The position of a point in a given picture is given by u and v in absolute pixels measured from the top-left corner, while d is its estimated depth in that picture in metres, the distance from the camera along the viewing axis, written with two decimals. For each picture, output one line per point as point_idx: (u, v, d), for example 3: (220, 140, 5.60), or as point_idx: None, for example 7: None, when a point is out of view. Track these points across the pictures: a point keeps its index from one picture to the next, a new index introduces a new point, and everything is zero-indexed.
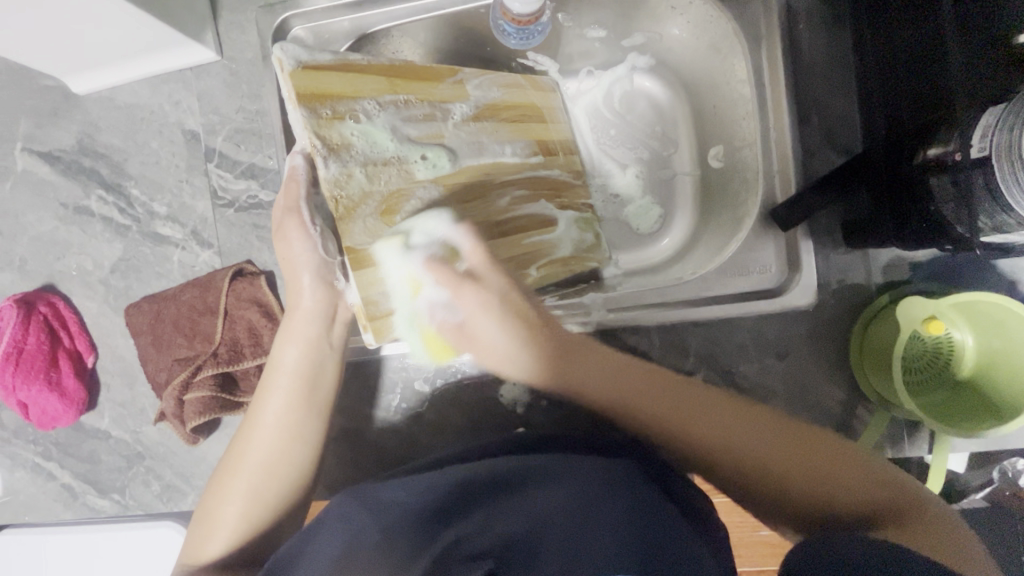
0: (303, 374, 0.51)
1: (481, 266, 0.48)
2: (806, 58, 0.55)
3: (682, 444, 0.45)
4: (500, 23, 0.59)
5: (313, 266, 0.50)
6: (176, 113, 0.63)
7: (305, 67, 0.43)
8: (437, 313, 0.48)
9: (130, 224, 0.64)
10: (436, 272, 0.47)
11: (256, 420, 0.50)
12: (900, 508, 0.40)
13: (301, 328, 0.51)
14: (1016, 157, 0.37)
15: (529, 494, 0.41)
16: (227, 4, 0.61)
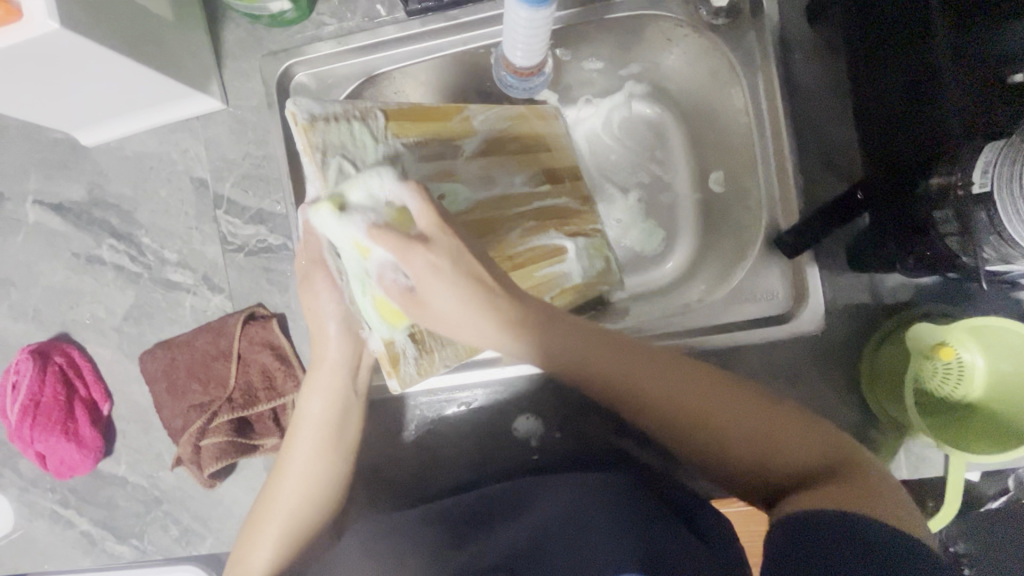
0: (326, 424, 0.50)
1: (431, 227, 0.39)
2: (801, 87, 0.56)
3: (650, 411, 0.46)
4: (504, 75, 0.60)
5: (340, 317, 0.48)
6: (184, 161, 0.64)
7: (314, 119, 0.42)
8: (387, 278, 0.41)
9: (142, 271, 0.65)
10: (380, 237, 0.39)
11: (284, 469, 0.51)
12: (854, 462, 0.42)
13: (325, 380, 0.50)
14: (1017, 190, 0.36)
15: (536, 514, 0.46)
16: (232, 54, 0.62)
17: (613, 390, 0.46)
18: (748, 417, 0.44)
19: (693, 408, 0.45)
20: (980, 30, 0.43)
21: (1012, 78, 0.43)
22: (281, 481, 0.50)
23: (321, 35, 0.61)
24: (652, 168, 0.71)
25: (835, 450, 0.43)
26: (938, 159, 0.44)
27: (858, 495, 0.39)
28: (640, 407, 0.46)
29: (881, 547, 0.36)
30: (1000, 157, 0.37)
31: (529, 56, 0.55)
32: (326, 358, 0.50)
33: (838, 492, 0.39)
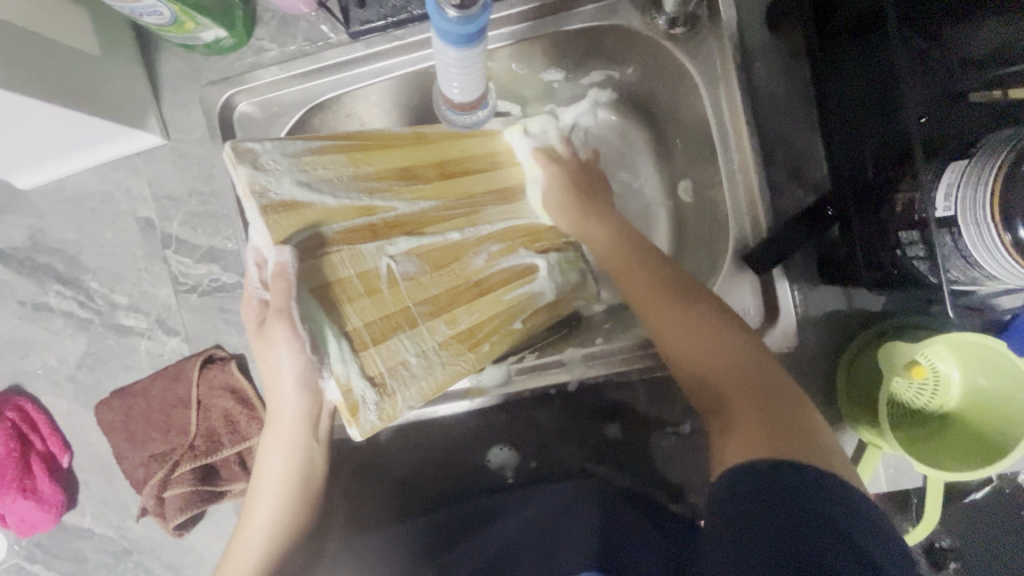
0: (291, 477, 0.48)
1: (568, 154, 0.62)
2: (763, 95, 0.54)
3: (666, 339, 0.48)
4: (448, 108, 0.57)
5: (297, 372, 0.44)
6: (128, 200, 0.61)
7: (258, 167, 0.43)
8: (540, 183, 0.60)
9: (93, 316, 0.62)
10: (540, 154, 0.60)
11: (246, 525, 0.48)
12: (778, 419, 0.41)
13: (284, 433, 0.47)
14: (981, 214, 0.35)
15: (509, 516, 0.53)
16: (170, 85, 0.59)
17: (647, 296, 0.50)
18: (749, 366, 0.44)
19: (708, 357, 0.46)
20: (934, 40, 0.43)
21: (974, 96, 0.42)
22: (243, 538, 0.48)
23: (261, 61, 0.59)
24: (619, 179, 0.69)
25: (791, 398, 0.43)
26: (903, 168, 0.43)
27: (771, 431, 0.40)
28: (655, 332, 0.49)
29: (826, 501, 0.35)
30: (964, 180, 0.36)
31: (467, 90, 0.49)
32: (283, 412, 0.46)
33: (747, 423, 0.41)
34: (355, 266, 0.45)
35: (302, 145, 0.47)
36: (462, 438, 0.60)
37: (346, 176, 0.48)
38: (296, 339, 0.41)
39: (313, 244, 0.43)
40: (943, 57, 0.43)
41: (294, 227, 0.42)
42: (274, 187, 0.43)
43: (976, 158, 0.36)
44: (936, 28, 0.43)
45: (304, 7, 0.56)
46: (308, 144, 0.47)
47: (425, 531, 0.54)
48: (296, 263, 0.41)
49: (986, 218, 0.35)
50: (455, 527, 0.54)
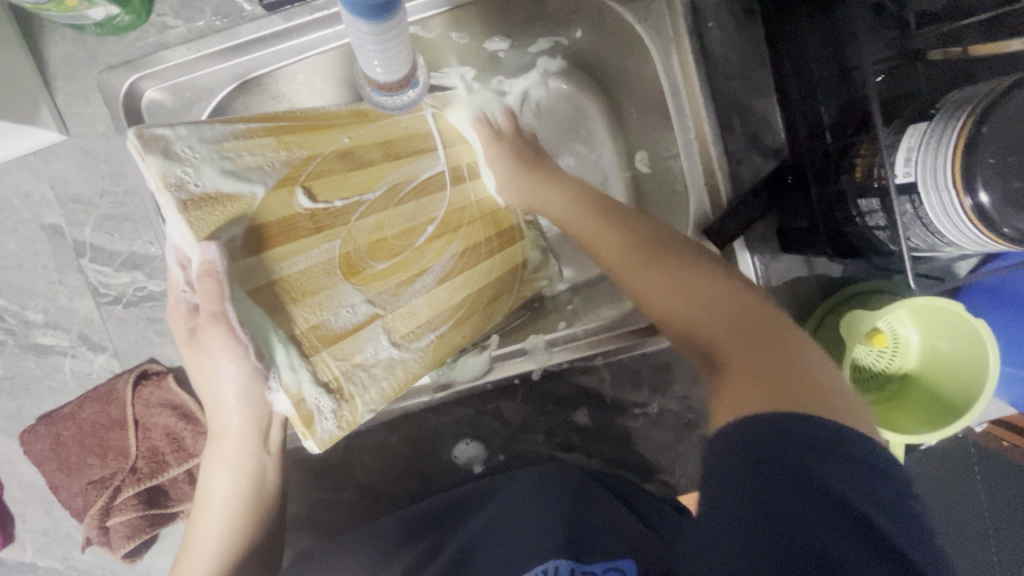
0: (238, 496, 0.45)
1: (508, 127, 0.59)
2: (718, 58, 0.51)
3: (638, 280, 0.43)
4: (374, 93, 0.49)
5: (235, 386, 0.39)
6: (30, 206, 0.54)
7: (173, 156, 0.36)
8: (477, 121, 0.57)
9: (5, 338, 0.56)
10: (479, 128, 0.57)
11: (193, 548, 0.45)
12: (794, 398, 0.32)
13: (228, 450, 0.43)
14: (942, 179, 0.33)
15: (493, 504, 0.50)
16: (62, 73, 0.52)
17: (637, 253, 0.45)
18: (767, 329, 0.38)
19: (714, 324, 0.39)
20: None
21: (933, 53, 0.41)
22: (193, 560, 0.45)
23: (167, 40, 0.52)
24: (576, 152, 0.66)
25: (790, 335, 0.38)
26: (863, 129, 0.42)
27: (788, 392, 0.32)
28: (659, 293, 0.42)
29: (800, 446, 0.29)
30: (926, 143, 0.34)
31: (393, 69, 0.44)
32: (223, 429, 0.42)
33: (741, 370, 0.35)
34: (299, 262, 0.40)
35: (222, 128, 0.40)
36: (426, 437, 0.57)
37: (279, 161, 0.41)
38: (235, 344, 0.36)
39: (254, 240, 0.38)
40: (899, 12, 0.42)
41: (222, 221, 0.36)
42: (194, 178, 0.36)
43: (937, 121, 0.34)
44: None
45: None
46: (231, 127, 0.40)
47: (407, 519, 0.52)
48: (229, 261, 0.36)
49: (946, 184, 0.33)
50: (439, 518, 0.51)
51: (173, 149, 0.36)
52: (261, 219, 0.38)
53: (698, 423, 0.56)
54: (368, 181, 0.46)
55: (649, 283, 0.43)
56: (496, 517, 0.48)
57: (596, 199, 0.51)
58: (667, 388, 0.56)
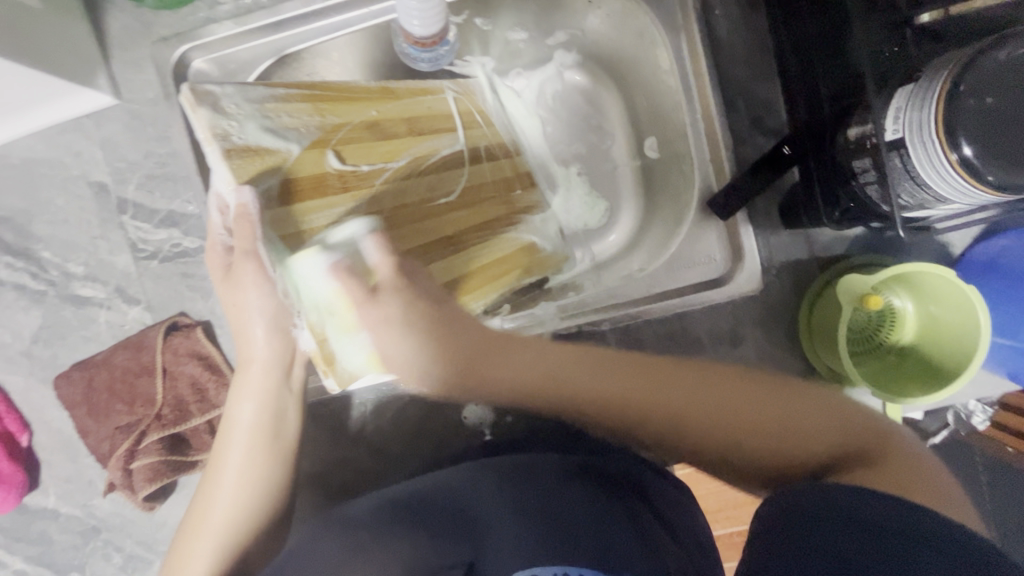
0: (262, 429, 0.48)
1: (389, 276, 0.43)
2: (725, 43, 0.55)
3: (664, 401, 0.47)
4: (407, 48, 0.55)
5: (266, 314, 0.43)
6: (80, 165, 0.58)
7: (221, 111, 0.39)
8: (341, 265, 0.40)
9: (46, 288, 0.60)
10: (342, 280, 0.40)
11: (218, 475, 0.49)
12: (911, 488, 0.43)
13: (256, 379, 0.47)
14: (924, 133, 0.36)
15: (495, 488, 0.50)
16: (119, 42, 0.57)
17: (646, 384, 0.48)
18: (816, 415, 0.47)
19: (733, 417, 0.48)
20: None
21: (920, 18, 0.42)
22: (217, 486, 0.48)
23: (216, 15, 0.57)
24: (587, 142, 0.69)
25: (870, 439, 0.47)
26: (851, 104, 0.44)
27: (888, 479, 0.43)
28: (700, 425, 0.47)
29: (881, 547, 0.35)
30: (912, 101, 0.37)
31: (427, 22, 0.48)
32: (254, 357, 0.46)
33: (870, 476, 0.44)
34: (327, 216, 0.42)
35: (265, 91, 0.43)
36: (438, 400, 0.60)
37: (313, 125, 0.44)
38: (264, 279, 0.40)
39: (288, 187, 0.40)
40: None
41: (260, 172, 0.39)
42: (238, 131, 0.39)
43: (921, 81, 0.37)
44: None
45: None
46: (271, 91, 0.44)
47: (410, 500, 0.50)
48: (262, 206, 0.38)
49: (929, 137, 0.36)
50: (445, 503, 0.49)
51: (221, 103, 0.40)
52: (295, 174, 0.40)
53: None
54: (394, 150, 0.48)
55: (673, 404, 0.47)
56: (506, 516, 0.47)
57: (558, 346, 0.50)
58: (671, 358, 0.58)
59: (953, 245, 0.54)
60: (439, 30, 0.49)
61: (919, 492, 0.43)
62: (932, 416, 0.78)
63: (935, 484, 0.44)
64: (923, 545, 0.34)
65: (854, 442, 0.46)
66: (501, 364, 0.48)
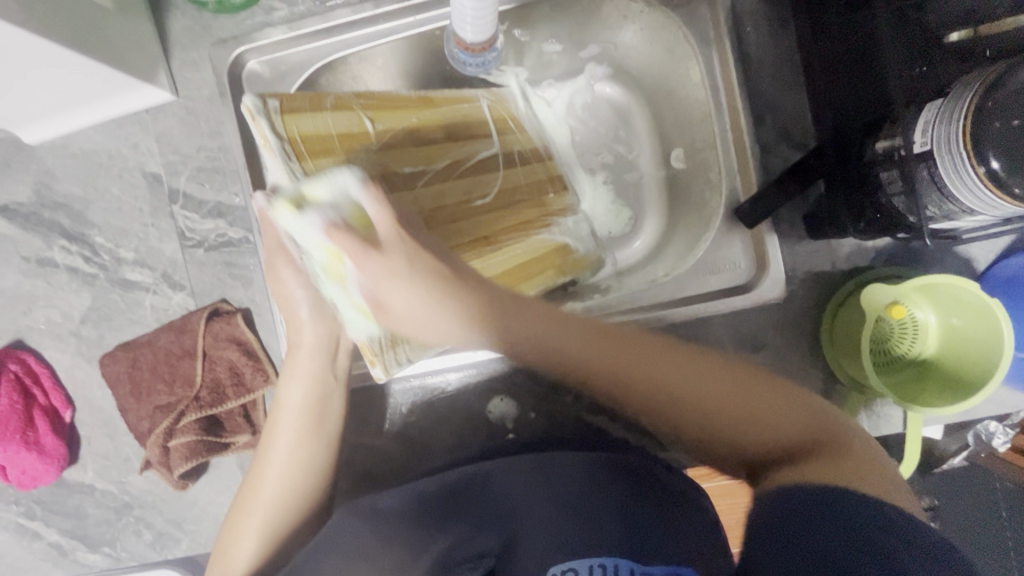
0: (308, 409, 0.51)
1: (389, 233, 0.37)
2: (754, 58, 0.56)
3: (656, 389, 0.46)
4: (456, 53, 0.58)
5: (312, 299, 0.47)
6: (136, 156, 0.62)
7: (279, 112, 0.41)
8: (331, 230, 0.35)
9: (97, 272, 0.63)
10: (338, 240, 0.35)
11: (268, 453, 0.51)
12: (840, 451, 0.42)
13: (305, 361, 0.50)
14: (952, 150, 0.37)
15: (522, 491, 0.49)
16: (179, 43, 0.60)
17: (658, 407, 0.46)
18: (788, 413, 0.45)
19: (715, 402, 0.45)
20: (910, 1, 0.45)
21: (947, 37, 0.44)
22: (267, 464, 0.50)
23: (270, 20, 0.60)
24: (615, 152, 0.71)
25: (830, 427, 0.45)
26: (881, 124, 0.46)
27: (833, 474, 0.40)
28: (697, 421, 0.46)
29: (836, 526, 0.36)
30: (940, 116, 0.38)
31: (478, 29, 0.51)
32: (302, 341, 0.49)
33: (816, 461, 0.41)
34: None
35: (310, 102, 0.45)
36: (464, 394, 0.61)
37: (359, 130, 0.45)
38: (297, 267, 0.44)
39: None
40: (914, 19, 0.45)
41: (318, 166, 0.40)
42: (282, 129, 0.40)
43: (949, 97, 0.38)
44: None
45: None
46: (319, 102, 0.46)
47: (443, 491, 0.49)
48: None
49: (958, 153, 0.37)
50: (477, 492, 0.50)
51: (278, 116, 0.41)
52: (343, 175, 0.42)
53: None
54: (433, 155, 0.50)
55: (663, 399, 0.46)
56: (542, 508, 0.47)
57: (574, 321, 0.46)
58: None
59: (977, 261, 0.55)
60: (490, 36, 0.53)
61: (854, 461, 0.41)
62: (952, 437, 0.78)
63: (875, 459, 0.42)
64: (856, 551, 0.35)
65: (755, 418, 0.45)
66: (523, 326, 0.43)
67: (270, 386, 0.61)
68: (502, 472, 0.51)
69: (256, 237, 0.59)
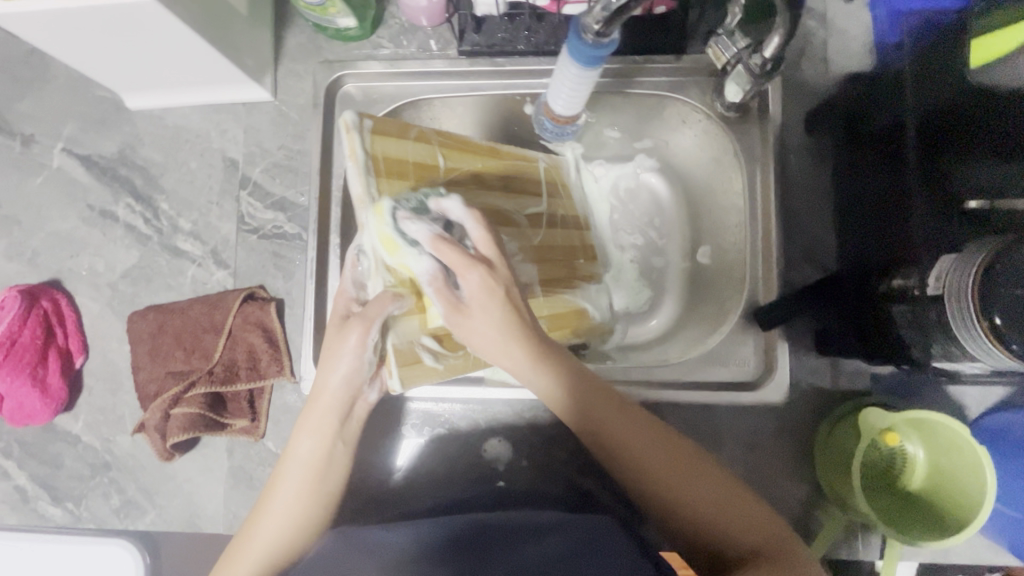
0: (314, 468, 0.46)
1: (490, 252, 0.42)
2: (794, 184, 0.62)
3: (669, 489, 0.45)
4: (541, 119, 0.61)
5: (347, 366, 0.43)
6: (221, 141, 0.67)
7: (372, 129, 0.46)
8: (437, 282, 0.41)
9: (152, 234, 0.66)
10: (445, 248, 0.40)
11: (265, 505, 0.47)
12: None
13: (319, 416, 0.45)
14: (961, 299, 0.42)
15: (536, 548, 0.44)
16: (290, 54, 0.67)
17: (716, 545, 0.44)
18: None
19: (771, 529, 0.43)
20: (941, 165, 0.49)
21: (967, 204, 0.48)
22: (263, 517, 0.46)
23: (375, 55, 0.67)
24: (647, 236, 0.76)
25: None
26: (895, 264, 0.51)
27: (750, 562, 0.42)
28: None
29: None
30: (956, 266, 0.43)
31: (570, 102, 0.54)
32: (323, 397, 0.45)
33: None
34: None
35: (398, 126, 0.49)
36: (466, 431, 0.62)
37: (432, 165, 0.50)
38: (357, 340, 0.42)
39: None
40: (943, 184, 0.49)
41: (386, 186, 0.45)
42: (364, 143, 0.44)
43: (965, 252, 0.43)
44: (951, 144, 0.49)
45: (428, 22, 0.66)
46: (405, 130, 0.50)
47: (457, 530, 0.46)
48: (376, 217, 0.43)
49: (966, 303, 0.41)
50: (495, 536, 0.46)
51: (369, 133, 0.45)
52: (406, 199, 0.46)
53: None
54: (488, 202, 0.55)
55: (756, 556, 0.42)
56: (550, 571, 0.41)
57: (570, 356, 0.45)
58: None
59: (968, 409, 0.58)
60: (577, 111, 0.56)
61: None
62: None
63: None
64: None
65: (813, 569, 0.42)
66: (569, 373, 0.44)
67: (281, 378, 0.63)
68: (532, 525, 0.48)
69: (310, 236, 0.63)
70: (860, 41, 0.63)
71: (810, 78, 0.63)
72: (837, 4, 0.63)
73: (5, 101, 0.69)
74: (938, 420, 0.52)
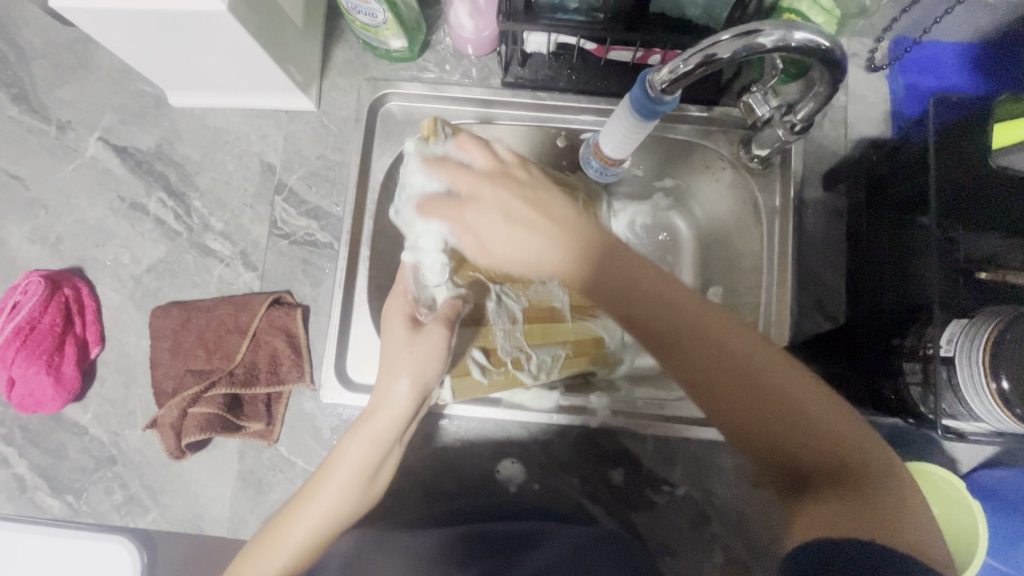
0: (362, 473, 0.47)
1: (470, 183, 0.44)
2: (811, 237, 0.66)
3: (722, 357, 0.40)
4: (589, 158, 0.60)
5: (414, 368, 0.45)
6: (260, 145, 0.68)
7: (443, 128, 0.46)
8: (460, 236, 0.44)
9: (182, 230, 0.67)
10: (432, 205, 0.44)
11: (307, 498, 0.47)
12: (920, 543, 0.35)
13: (383, 427, 0.47)
14: (973, 362, 0.45)
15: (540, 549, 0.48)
16: (337, 68, 0.69)
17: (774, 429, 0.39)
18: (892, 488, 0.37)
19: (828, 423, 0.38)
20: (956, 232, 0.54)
21: (979, 274, 0.53)
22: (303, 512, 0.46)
23: (420, 77, 0.69)
24: None
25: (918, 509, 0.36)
26: (910, 322, 0.54)
27: (855, 519, 0.35)
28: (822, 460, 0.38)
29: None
30: (966, 331, 0.46)
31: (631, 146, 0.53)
32: (387, 408, 0.46)
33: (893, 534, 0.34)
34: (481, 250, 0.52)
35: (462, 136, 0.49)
36: (481, 450, 0.64)
37: None
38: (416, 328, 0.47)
39: None
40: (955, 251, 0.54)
41: None
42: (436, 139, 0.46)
43: (976, 318, 0.47)
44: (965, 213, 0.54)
45: (474, 51, 0.69)
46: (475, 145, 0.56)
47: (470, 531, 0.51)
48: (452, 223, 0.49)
49: (978, 366, 0.45)
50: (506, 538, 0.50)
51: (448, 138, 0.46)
52: None
53: (715, 519, 0.62)
54: None
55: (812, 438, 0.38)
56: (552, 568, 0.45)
57: (594, 228, 0.44)
58: (695, 479, 0.62)
59: (960, 462, 0.61)
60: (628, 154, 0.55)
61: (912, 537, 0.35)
62: None
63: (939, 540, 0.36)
64: None
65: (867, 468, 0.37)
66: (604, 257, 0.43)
67: (300, 384, 0.63)
68: (541, 532, 0.52)
69: (342, 247, 0.64)
70: (878, 109, 0.67)
71: (830, 139, 0.67)
72: (859, 74, 0.67)
73: (44, 85, 0.69)
74: (940, 474, 0.55)
